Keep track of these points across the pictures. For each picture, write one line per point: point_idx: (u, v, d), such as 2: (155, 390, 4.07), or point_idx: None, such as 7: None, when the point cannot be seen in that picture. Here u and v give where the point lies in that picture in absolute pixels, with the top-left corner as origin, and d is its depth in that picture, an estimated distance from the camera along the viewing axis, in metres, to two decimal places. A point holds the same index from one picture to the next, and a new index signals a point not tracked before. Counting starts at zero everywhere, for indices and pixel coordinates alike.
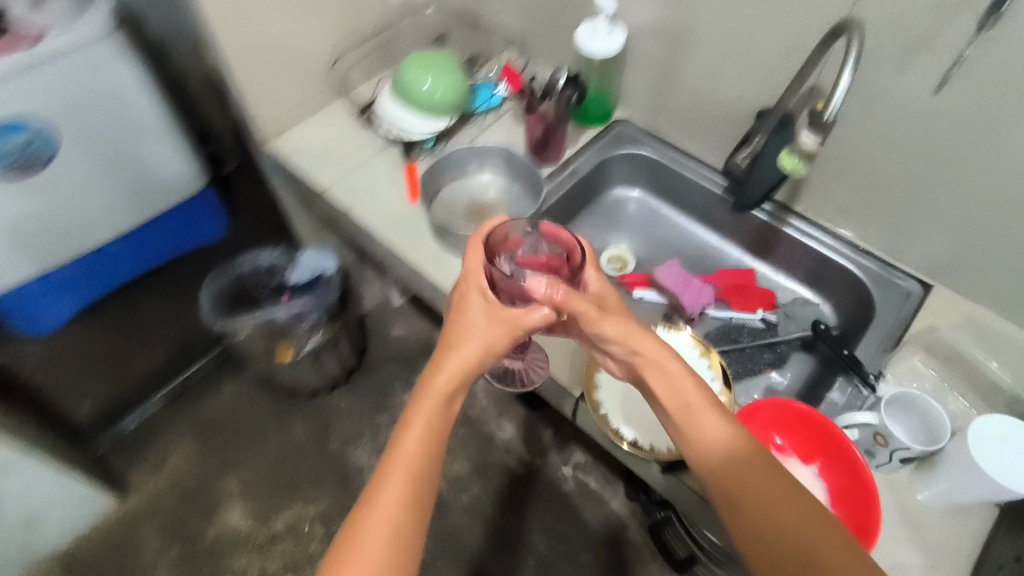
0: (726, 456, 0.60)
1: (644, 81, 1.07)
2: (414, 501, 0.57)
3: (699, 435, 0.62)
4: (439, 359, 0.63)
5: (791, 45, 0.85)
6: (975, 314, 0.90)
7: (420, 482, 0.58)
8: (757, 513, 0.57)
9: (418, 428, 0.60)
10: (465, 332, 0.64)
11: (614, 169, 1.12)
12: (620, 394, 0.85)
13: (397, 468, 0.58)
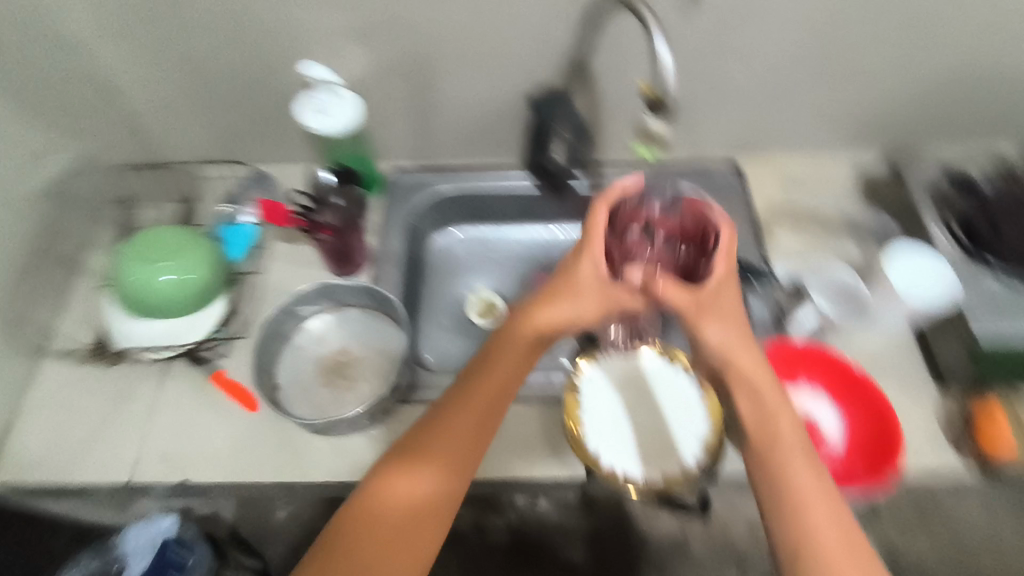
0: (811, 489, 0.54)
1: (401, 122, 0.95)
2: (408, 537, 0.55)
3: (779, 468, 0.56)
4: (503, 347, 0.63)
5: (535, 24, 0.81)
6: (789, 166, 0.99)
7: (422, 515, 0.56)
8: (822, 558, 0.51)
9: (439, 445, 0.58)
10: (563, 303, 0.63)
11: (417, 223, 0.98)
12: (615, 446, 0.76)
13: (401, 494, 0.56)
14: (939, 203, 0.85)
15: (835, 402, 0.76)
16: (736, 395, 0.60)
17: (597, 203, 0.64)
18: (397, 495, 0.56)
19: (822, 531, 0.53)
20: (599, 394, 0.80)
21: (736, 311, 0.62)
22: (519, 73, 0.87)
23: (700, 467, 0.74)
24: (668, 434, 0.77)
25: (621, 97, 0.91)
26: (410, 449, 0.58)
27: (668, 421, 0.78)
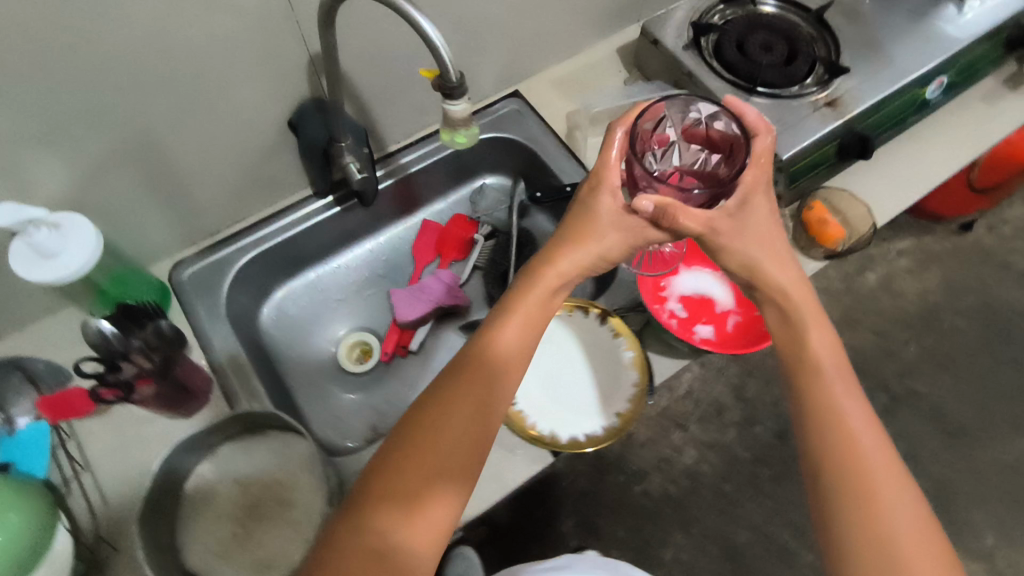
0: (849, 411, 0.57)
1: (150, 209, 0.78)
2: (428, 504, 0.52)
3: (818, 382, 0.59)
4: (531, 296, 0.61)
5: (255, 44, 0.68)
6: (557, 76, 1.02)
7: (441, 480, 0.53)
8: (856, 479, 0.54)
9: (467, 405, 0.55)
10: (583, 242, 0.62)
11: (237, 303, 0.86)
12: (557, 416, 0.76)
13: (416, 455, 0.53)
14: (697, 50, 0.91)
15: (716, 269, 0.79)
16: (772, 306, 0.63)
17: (616, 124, 0.63)
18: (424, 464, 0.53)
19: (861, 455, 0.55)
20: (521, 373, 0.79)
21: (771, 231, 0.63)
22: (268, 101, 0.75)
23: (640, 392, 0.77)
24: (595, 379, 0.79)
25: (380, 79, 0.82)
26: (436, 406, 0.55)
27: (591, 368, 0.80)
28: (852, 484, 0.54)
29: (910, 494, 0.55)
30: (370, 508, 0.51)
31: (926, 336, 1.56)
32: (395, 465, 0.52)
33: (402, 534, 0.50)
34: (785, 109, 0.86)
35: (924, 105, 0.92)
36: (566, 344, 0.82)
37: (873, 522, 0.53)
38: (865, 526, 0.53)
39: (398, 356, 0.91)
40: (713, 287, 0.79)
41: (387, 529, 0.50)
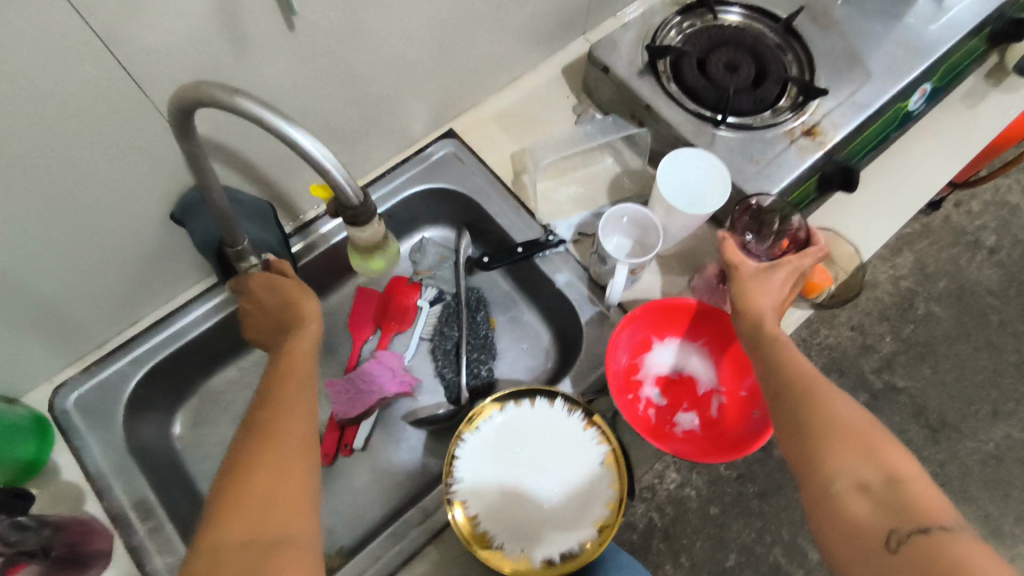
0: (786, 352, 0.58)
1: (15, 342, 0.64)
2: (275, 519, 0.48)
3: (795, 356, 0.57)
4: (293, 360, 0.59)
5: (107, 143, 0.54)
6: (496, 107, 0.88)
7: (280, 499, 0.49)
8: (839, 419, 0.51)
9: (283, 439, 0.52)
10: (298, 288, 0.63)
11: (137, 424, 0.72)
12: (526, 533, 0.65)
13: (255, 482, 0.49)
14: (654, 76, 0.78)
15: (698, 344, 0.69)
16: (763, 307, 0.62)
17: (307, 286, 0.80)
18: (255, 488, 0.49)
19: (832, 414, 0.51)
20: (480, 481, 0.67)
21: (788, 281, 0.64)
22: (139, 194, 0.61)
23: (616, 501, 0.65)
24: (567, 482, 0.67)
25: (282, 149, 0.69)
26: (252, 445, 0.52)
27: (561, 467, 0.68)
28: (830, 428, 0.51)
29: (853, 413, 0.52)
30: (215, 535, 0.47)
31: (903, 327, 1.51)
32: (227, 498, 0.49)
33: (272, 536, 0.47)
34: (756, 144, 0.75)
35: (906, 118, 0.83)
36: (529, 439, 0.69)
37: (850, 438, 0.50)
38: (849, 450, 0.49)
39: (341, 456, 0.79)
40: (693, 363, 0.69)
41: (240, 550, 0.46)
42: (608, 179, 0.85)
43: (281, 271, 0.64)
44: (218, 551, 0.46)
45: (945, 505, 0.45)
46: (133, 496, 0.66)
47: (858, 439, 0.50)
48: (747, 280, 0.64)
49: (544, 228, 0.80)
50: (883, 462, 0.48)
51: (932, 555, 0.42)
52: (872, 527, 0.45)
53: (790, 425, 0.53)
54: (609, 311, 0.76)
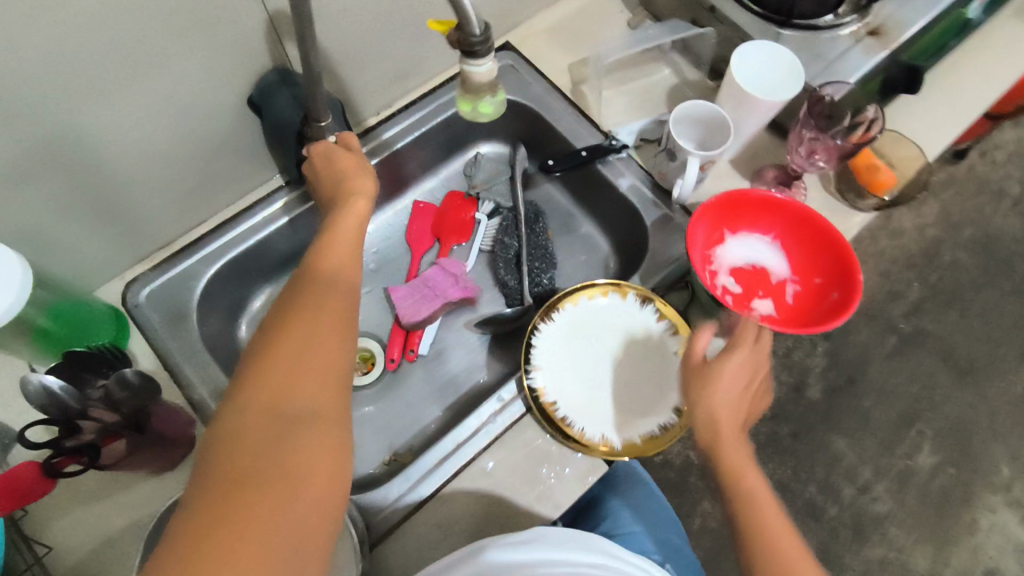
0: (769, 522, 0.55)
1: (92, 230, 0.64)
2: (304, 397, 0.42)
3: (749, 500, 0.56)
4: (340, 233, 0.54)
5: (197, 10, 0.54)
6: (552, 20, 0.88)
7: (311, 376, 0.43)
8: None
9: (319, 313, 0.47)
10: (361, 168, 0.60)
11: (206, 322, 0.72)
12: (608, 415, 0.66)
13: (284, 354, 0.44)
14: None
15: (769, 234, 0.70)
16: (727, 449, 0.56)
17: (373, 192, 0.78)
18: (285, 357, 0.44)
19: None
20: (557, 370, 0.68)
21: (738, 404, 0.56)
22: (219, 73, 0.60)
23: None
24: (644, 371, 0.69)
25: (353, 40, 0.68)
26: (287, 315, 0.46)
27: (636, 354, 0.70)
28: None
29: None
30: (240, 399, 0.42)
31: (929, 273, 1.48)
32: (254, 365, 0.43)
33: (298, 414, 0.42)
34: (820, 45, 0.74)
35: (964, 27, 0.82)
36: (604, 329, 0.70)
37: (775, 550, 0.55)
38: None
39: (405, 361, 0.80)
40: (765, 253, 0.70)
41: (268, 421, 0.40)
42: (667, 88, 0.85)
43: (347, 146, 0.61)
44: (243, 421, 0.40)
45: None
46: (209, 386, 0.67)
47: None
48: (696, 373, 0.57)
49: (606, 134, 0.81)
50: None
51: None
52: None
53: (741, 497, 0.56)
54: (673, 214, 0.76)
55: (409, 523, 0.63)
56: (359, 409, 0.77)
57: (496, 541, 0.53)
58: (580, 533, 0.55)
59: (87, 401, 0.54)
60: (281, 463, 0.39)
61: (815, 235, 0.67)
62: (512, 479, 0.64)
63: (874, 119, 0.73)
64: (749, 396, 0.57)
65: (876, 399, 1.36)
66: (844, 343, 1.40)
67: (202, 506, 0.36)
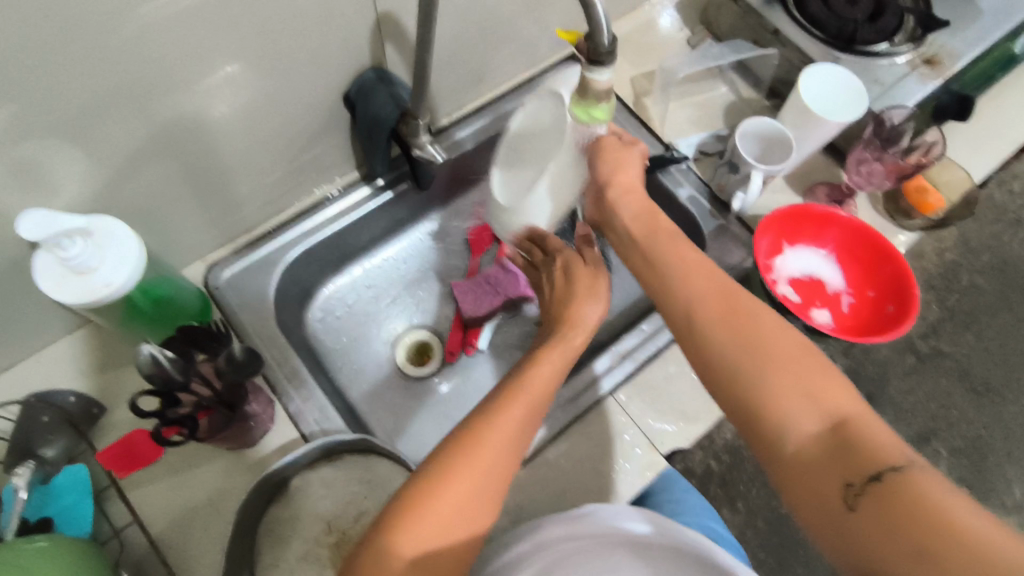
0: (687, 274, 0.55)
1: (184, 206, 0.67)
2: (434, 541, 0.42)
3: (741, 326, 0.49)
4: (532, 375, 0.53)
5: (318, 8, 0.58)
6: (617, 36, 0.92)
7: (443, 525, 0.43)
8: (778, 379, 0.45)
9: (489, 459, 0.46)
10: (586, 300, 0.61)
11: (280, 304, 0.75)
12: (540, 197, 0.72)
13: (440, 503, 0.43)
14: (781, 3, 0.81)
15: (824, 246, 0.73)
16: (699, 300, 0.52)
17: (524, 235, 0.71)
18: (444, 512, 0.43)
19: (734, 326, 0.49)
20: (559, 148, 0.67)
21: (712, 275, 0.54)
22: (321, 65, 0.64)
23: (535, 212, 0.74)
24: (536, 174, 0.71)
25: (442, 43, 0.72)
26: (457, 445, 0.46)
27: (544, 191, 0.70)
28: (767, 377, 0.46)
29: (776, 331, 0.48)
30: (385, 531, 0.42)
31: (947, 296, 1.49)
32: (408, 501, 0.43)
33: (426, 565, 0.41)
34: (878, 71, 0.78)
35: (1008, 61, 0.86)
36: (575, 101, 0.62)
37: (786, 384, 0.45)
38: (788, 394, 0.44)
39: (462, 355, 0.82)
40: (822, 266, 0.74)
41: (401, 568, 0.41)
42: (725, 105, 0.89)
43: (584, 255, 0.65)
44: (383, 562, 0.41)
45: (851, 399, 0.43)
46: (286, 368, 0.68)
47: (803, 376, 0.45)
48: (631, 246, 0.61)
49: (666, 145, 0.84)
50: (824, 400, 0.43)
51: (846, 450, 0.41)
52: (826, 471, 0.41)
53: (704, 346, 0.50)
54: (730, 224, 0.79)
55: None
56: (417, 399, 0.79)
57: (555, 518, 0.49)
58: (622, 505, 0.49)
59: (190, 374, 0.56)
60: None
61: (871, 249, 0.70)
62: (576, 468, 0.66)
63: (934, 142, 0.79)
64: (706, 272, 0.54)
65: (894, 416, 1.38)
66: (863, 360, 1.42)
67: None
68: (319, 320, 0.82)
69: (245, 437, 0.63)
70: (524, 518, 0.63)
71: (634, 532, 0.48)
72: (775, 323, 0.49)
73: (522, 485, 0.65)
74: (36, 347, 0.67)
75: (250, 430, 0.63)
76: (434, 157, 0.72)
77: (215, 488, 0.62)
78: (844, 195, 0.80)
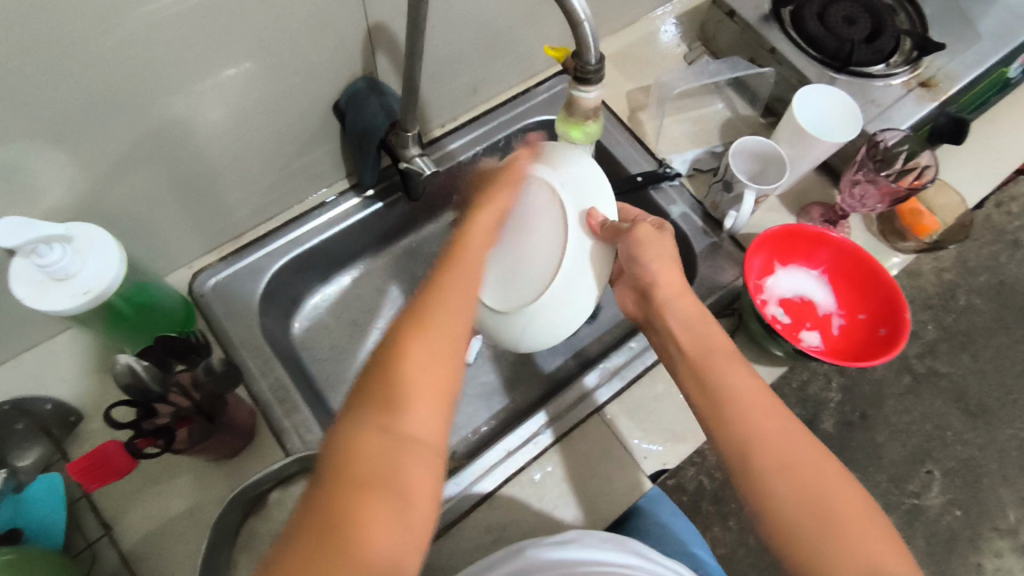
0: (754, 409, 0.51)
1: (170, 212, 0.67)
2: (424, 410, 0.40)
3: (803, 473, 0.48)
4: (467, 247, 0.51)
5: (308, 16, 0.57)
6: (614, 50, 0.91)
7: (428, 395, 0.41)
8: (838, 544, 0.45)
9: (443, 323, 0.44)
10: (504, 186, 0.58)
11: (265, 313, 0.74)
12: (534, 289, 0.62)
13: (411, 361, 0.41)
14: (778, 22, 0.82)
15: (815, 267, 0.73)
16: (759, 433, 0.50)
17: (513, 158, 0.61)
18: (420, 377, 0.41)
19: (808, 483, 0.47)
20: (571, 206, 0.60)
21: (766, 399, 0.52)
22: (313, 73, 0.64)
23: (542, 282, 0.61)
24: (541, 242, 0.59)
25: (436, 54, 0.71)
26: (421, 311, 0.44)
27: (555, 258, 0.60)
28: (834, 547, 0.45)
29: (851, 496, 0.47)
30: (351, 415, 0.40)
31: (944, 316, 1.48)
32: (394, 373, 0.41)
33: (410, 430, 0.39)
34: (874, 91, 0.78)
35: (1005, 84, 0.86)
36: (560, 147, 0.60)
37: (845, 550, 0.45)
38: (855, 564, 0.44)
39: None
40: (814, 287, 0.73)
41: (378, 440, 0.38)
42: (720, 121, 0.88)
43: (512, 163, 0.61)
44: (357, 436, 0.38)
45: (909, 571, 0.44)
46: (269, 378, 0.67)
47: (867, 544, 0.45)
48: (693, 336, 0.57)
49: (660, 161, 0.84)
50: (889, 570, 0.44)
51: None
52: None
53: (750, 470, 0.49)
54: (722, 242, 0.79)
55: (458, 528, 0.62)
56: None
57: (534, 542, 0.49)
58: (616, 534, 0.51)
59: (167, 386, 0.55)
60: (384, 490, 0.37)
61: (864, 271, 0.70)
62: (561, 487, 0.65)
63: (928, 166, 0.77)
64: (767, 399, 0.52)
65: (888, 436, 1.36)
66: (859, 379, 1.41)
67: (306, 526, 0.35)
68: (306, 330, 0.81)
69: (222, 450, 0.61)
70: (507, 537, 0.62)
71: (618, 559, 0.48)
72: (846, 479, 0.48)
73: (505, 503, 0.64)
74: (17, 351, 0.66)
75: (228, 445, 0.62)
76: (422, 170, 0.71)
77: (192, 499, 0.62)
78: (838, 216, 0.79)
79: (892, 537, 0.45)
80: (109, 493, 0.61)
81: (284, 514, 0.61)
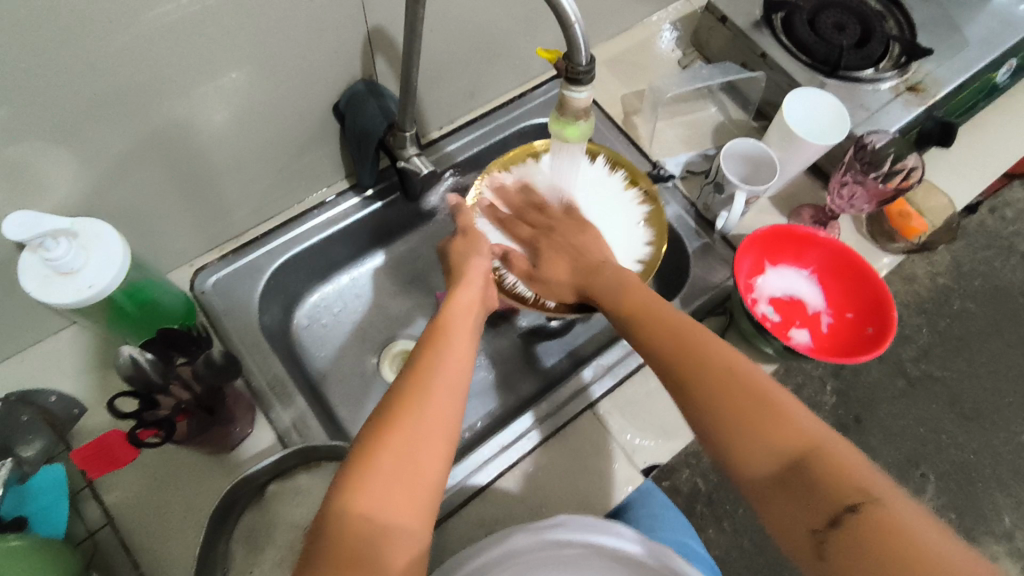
0: (663, 320, 0.55)
1: (173, 210, 0.68)
2: (397, 500, 0.42)
3: (699, 354, 0.50)
4: (446, 328, 0.54)
5: (308, 21, 0.59)
6: (609, 56, 0.93)
7: (405, 483, 0.43)
8: (737, 412, 0.46)
9: (421, 420, 0.46)
10: (471, 254, 0.64)
11: (265, 310, 0.75)
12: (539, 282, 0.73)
13: (386, 460, 0.43)
14: (769, 28, 0.84)
15: (805, 266, 0.74)
16: (658, 334, 0.54)
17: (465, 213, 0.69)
18: (403, 467, 0.43)
19: (707, 360, 0.49)
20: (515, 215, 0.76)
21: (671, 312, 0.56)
22: (314, 75, 0.65)
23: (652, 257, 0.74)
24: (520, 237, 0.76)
25: (434, 58, 0.73)
26: (408, 393, 0.47)
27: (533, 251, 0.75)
28: (730, 415, 0.46)
29: (750, 377, 0.47)
30: (336, 499, 0.42)
31: (938, 320, 1.49)
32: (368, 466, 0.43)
33: (387, 519, 0.42)
34: (863, 95, 0.79)
35: (993, 89, 0.87)
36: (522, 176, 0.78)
37: (749, 415, 0.45)
38: (748, 439, 0.45)
39: None
40: (804, 286, 0.74)
41: (363, 530, 0.41)
42: (714, 125, 0.90)
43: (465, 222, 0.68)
44: (339, 520, 0.41)
45: (809, 429, 0.44)
46: (268, 374, 0.69)
47: (759, 417, 0.45)
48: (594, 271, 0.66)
49: (654, 163, 0.85)
50: (781, 445, 0.43)
51: (809, 486, 0.41)
52: (797, 517, 0.41)
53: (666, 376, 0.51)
54: (714, 243, 0.80)
55: (452, 520, 0.63)
56: None
57: (526, 527, 0.50)
58: (602, 519, 0.50)
59: (168, 378, 0.56)
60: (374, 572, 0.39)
61: (852, 270, 0.71)
62: (553, 480, 0.66)
63: (914, 167, 0.80)
64: (667, 312, 0.56)
65: (882, 439, 1.37)
66: (853, 382, 1.42)
67: None
68: (305, 329, 0.83)
69: (217, 443, 0.62)
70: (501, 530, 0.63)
71: None
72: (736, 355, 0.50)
73: (499, 497, 0.65)
74: (21, 347, 0.67)
75: (223, 438, 0.63)
76: (419, 169, 0.73)
77: (191, 492, 0.63)
78: (829, 217, 0.81)
79: (775, 395, 0.46)
80: (111, 483, 0.62)
81: (281, 505, 0.62)
